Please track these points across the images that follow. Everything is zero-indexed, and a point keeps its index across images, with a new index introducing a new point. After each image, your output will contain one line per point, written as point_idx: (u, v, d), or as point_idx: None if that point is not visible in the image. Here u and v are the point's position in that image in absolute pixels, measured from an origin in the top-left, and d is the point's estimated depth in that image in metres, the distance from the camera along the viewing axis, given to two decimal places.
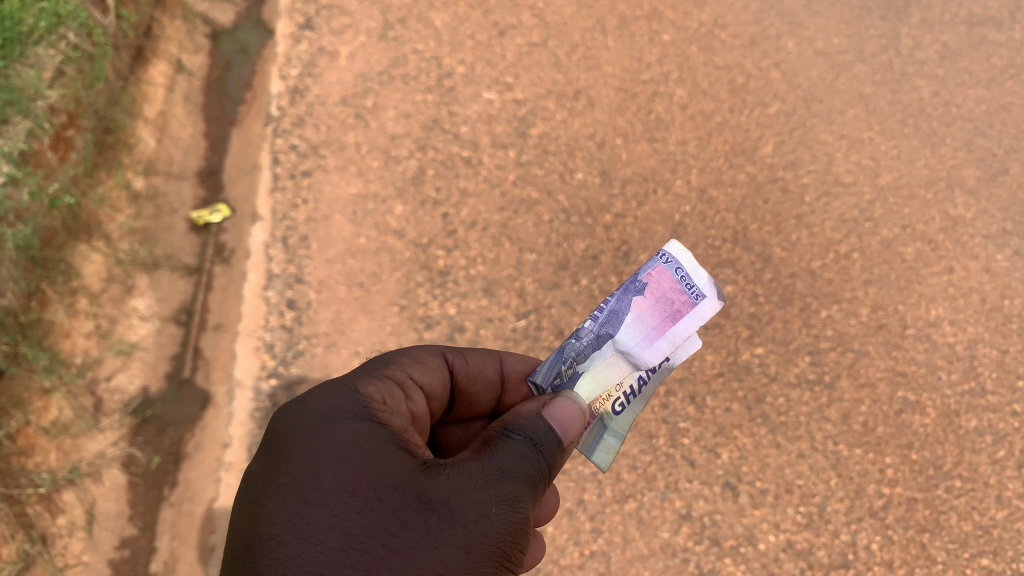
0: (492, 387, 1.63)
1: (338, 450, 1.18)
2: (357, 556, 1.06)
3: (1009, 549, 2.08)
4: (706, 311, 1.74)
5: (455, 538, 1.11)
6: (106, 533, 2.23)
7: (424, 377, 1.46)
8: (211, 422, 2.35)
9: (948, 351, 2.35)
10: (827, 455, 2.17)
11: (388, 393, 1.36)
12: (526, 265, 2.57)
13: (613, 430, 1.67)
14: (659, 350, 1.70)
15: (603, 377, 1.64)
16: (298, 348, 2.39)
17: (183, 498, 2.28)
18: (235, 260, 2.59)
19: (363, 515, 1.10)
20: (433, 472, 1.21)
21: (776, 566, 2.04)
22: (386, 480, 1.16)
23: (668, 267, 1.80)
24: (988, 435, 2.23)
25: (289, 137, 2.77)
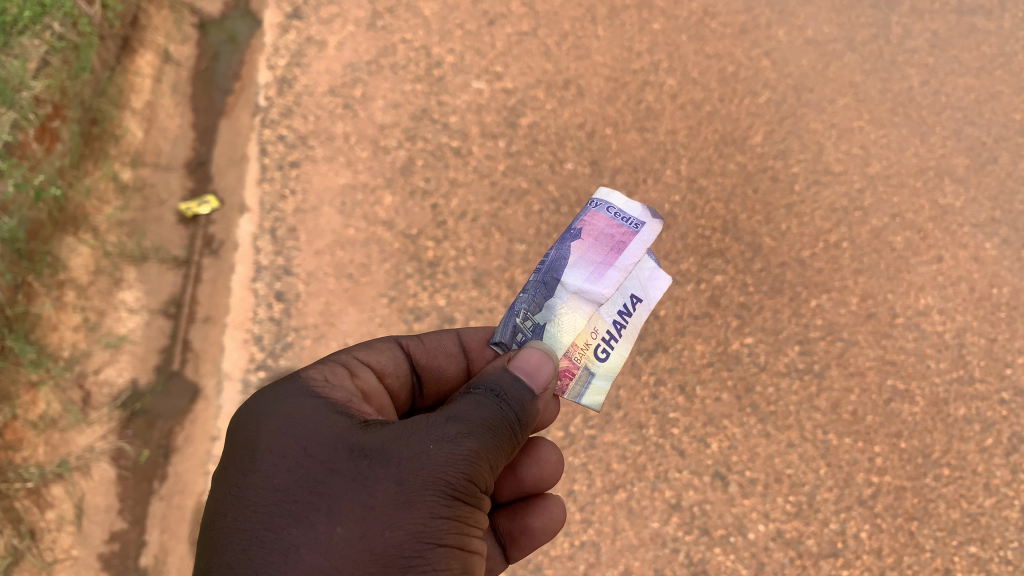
0: (455, 359, 1.78)
1: (285, 419, 1.38)
2: (290, 505, 1.25)
3: (996, 536, 2.09)
4: (647, 235, 1.99)
5: (384, 476, 1.27)
6: (95, 526, 2.21)
7: (371, 356, 1.66)
8: (202, 414, 2.34)
9: (937, 340, 2.35)
10: (816, 444, 2.17)
11: (332, 372, 1.55)
12: (516, 256, 2.57)
13: (601, 374, 1.87)
14: (609, 279, 1.89)
15: (568, 324, 1.84)
16: (287, 341, 2.39)
17: (173, 492, 2.27)
18: (224, 252, 2.58)
19: (296, 472, 1.29)
20: (369, 427, 1.37)
21: (765, 555, 2.05)
22: (318, 441, 1.33)
23: (601, 208, 2.05)
24: (976, 423, 2.23)
25: (277, 128, 2.76)
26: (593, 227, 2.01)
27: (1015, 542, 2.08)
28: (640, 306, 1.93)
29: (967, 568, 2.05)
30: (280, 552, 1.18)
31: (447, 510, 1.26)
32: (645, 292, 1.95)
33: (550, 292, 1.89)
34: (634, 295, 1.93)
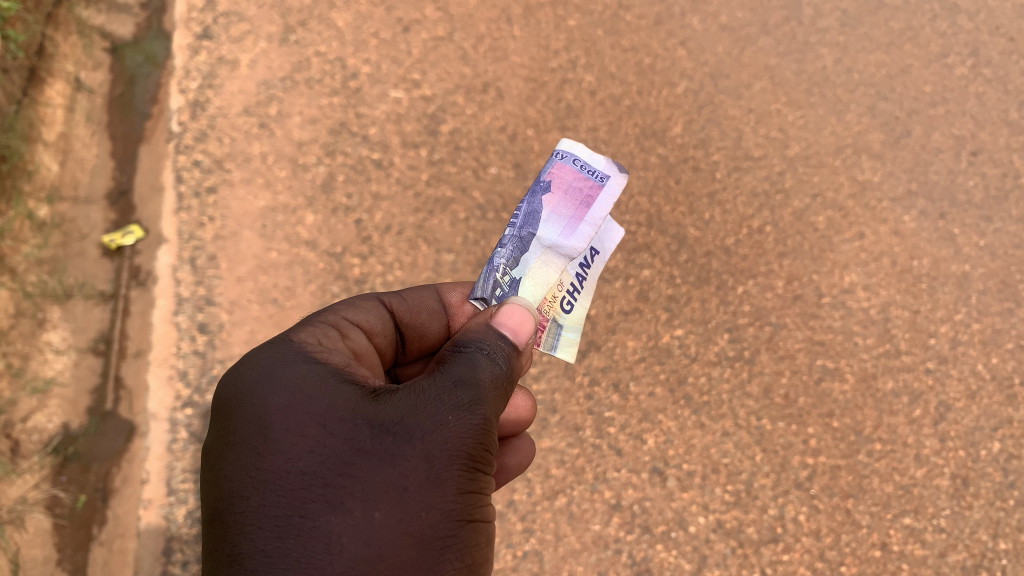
0: (437, 316, 1.61)
1: (284, 398, 1.21)
2: (319, 490, 1.11)
3: (929, 506, 2.12)
4: (613, 188, 1.82)
5: (411, 451, 1.17)
6: None
7: (360, 315, 1.47)
8: (138, 455, 2.21)
9: (863, 316, 2.38)
10: (750, 431, 2.18)
11: (322, 334, 1.38)
12: (444, 266, 2.54)
13: (569, 326, 1.71)
14: (581, 233, 1.73)
15: (543, 277, 1.66)
16: (212, 374, 2.31)
17: (113, 536, 2.15)
18: (153, 283, 2.46)
19: (318, 452, 1.15)
20: (383, 396, 1.26)
21: (707, 548, 2.04)
22: (339, 416, 1.20)
23: (564, 160, 1.84)
24: (904, 395, 2.26)
25: (192, 153, 2.67)
26: (560, 180, 1.81)
27: (946, 510, 2.12)
28: (598, 261, 1.79)
29: (903, 540, 2.08)
30: (320, 541, 1.06)
31: (461, 471, 1.19)
32: (602, 248, 1.82)
33: (527, 246, 1.69)
34: (594, 253, 1.79)
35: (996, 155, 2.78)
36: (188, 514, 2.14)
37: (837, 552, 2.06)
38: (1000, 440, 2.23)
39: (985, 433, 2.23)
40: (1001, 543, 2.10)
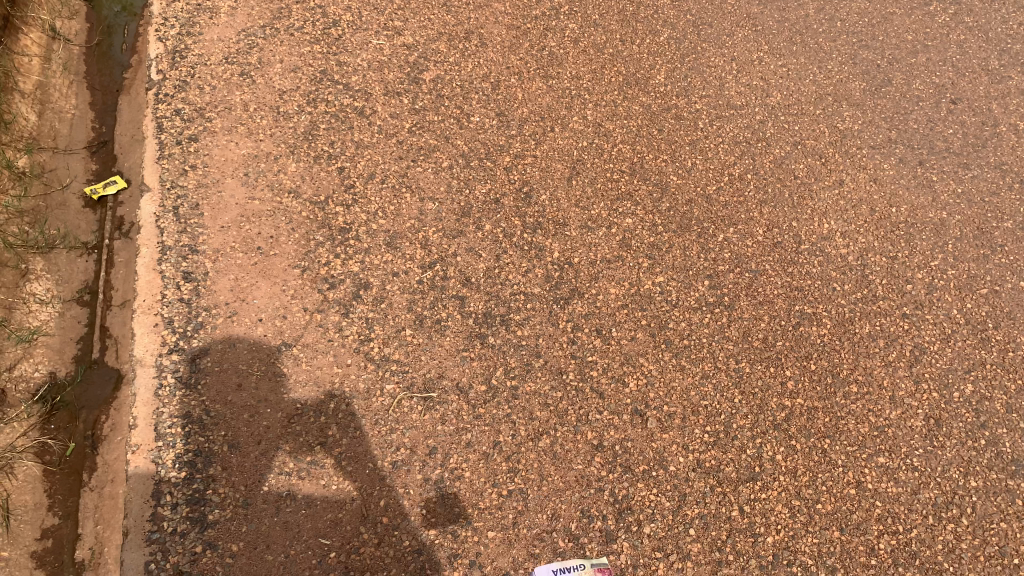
0: None
1: None
2: None
3: (903, 446, 2.02)
4: None
5: None
6: (23, 524, 2.03)
7: None
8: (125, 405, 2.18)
9: (842, 262, 2.38)
10: (730, 373, 2.13)
11: None
12: (428, 216, 2.47)
13: None
14: None
15: None
16: (198, 321, 2.25)
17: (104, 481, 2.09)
18: (134, 232, 2.45)
19: None
20: None
21: (687, 486, 1.94)
22: None
23: None
24: (881, 338, 2.21)
25: (172, 102, 2.65)
26: None
27: (920, 449, 2.02)
28: None
29: (879, 479, 1.97)
30: None
31: None
32: None
33: None
34: None
35: (975, 103, 2.81)
36: (178, 459, 1.99)
37: (814, 491, 1.94)
38: (974, 382, 2.15)
39: (959, 374, 2.16)
40: (996, 475, 1.99)
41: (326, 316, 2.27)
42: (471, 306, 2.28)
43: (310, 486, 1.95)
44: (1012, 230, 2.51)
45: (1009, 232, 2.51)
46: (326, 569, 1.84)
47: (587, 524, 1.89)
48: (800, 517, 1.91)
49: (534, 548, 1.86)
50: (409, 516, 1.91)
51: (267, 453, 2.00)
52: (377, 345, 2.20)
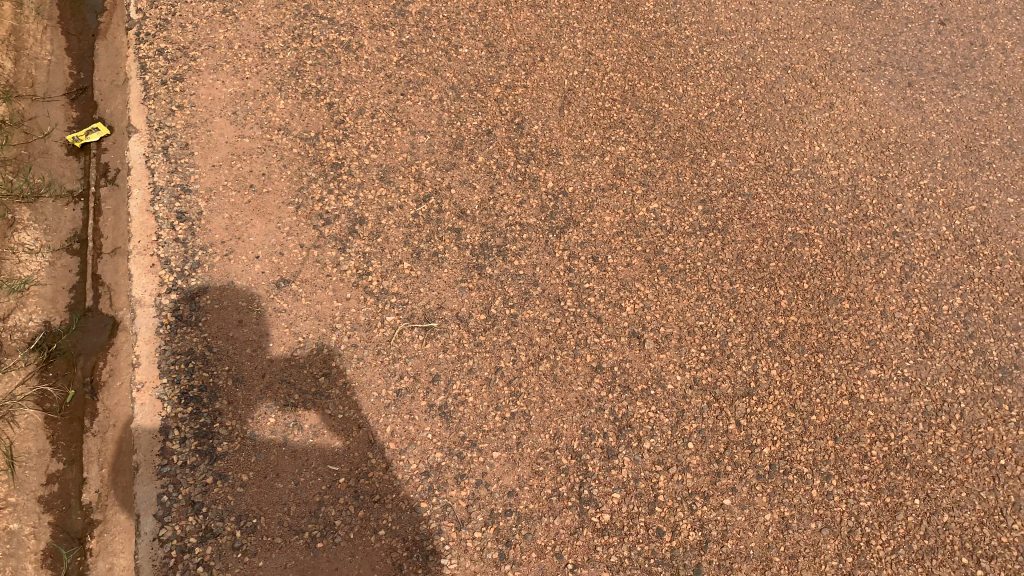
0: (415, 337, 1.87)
1: None
2: None
3: (894, 357, 2.07)
4: None
5: None
6: (31, 471, 2.03)
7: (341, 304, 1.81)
8: (122, 350, 2.17)
9: (833, 184, 2.39)
10: (724, 295, 2.16)
11: None
12: (420, 148, 2.46)
13: None
14: None
15: None
16: (195, 261, 2.23)
17: (107, 427, 2.10)
18: (121, 179, 2.43)
19: None
20: None
21: (684, 402, 1.97)
22: None
23: None
24: (872, 257, 2.25)
25: (154, 41, 2.60)
26: None
27: (911, 360, 2.07)
28: None
29: (871, 389, 2.01)
30: None
31: None
32: None
33: None
34: None
35: (963, 23, 2.81)
36: (182, 394, 1.97)
37: (807, 403, 1.99)
38: (962, 295, 2.20)
39: (947, 289, 2.20)
40: (981, 381, 2.05)
41: (323, 253, 2.26)
42: (467, 238, 2.28)
43: (316, 414, 1.96)
44: (1000, 147, 2.53)
45: (997, 149, 2.53)
46: (337, 494, 1.84)
47: (589, 441, 1.91)
48: (794, 429, 1.94)
49: (538, 465, 1.87)
50: (415, 441, 1.91)
51: (272, 386, 1.99)
52: (376, 279, 2.20)
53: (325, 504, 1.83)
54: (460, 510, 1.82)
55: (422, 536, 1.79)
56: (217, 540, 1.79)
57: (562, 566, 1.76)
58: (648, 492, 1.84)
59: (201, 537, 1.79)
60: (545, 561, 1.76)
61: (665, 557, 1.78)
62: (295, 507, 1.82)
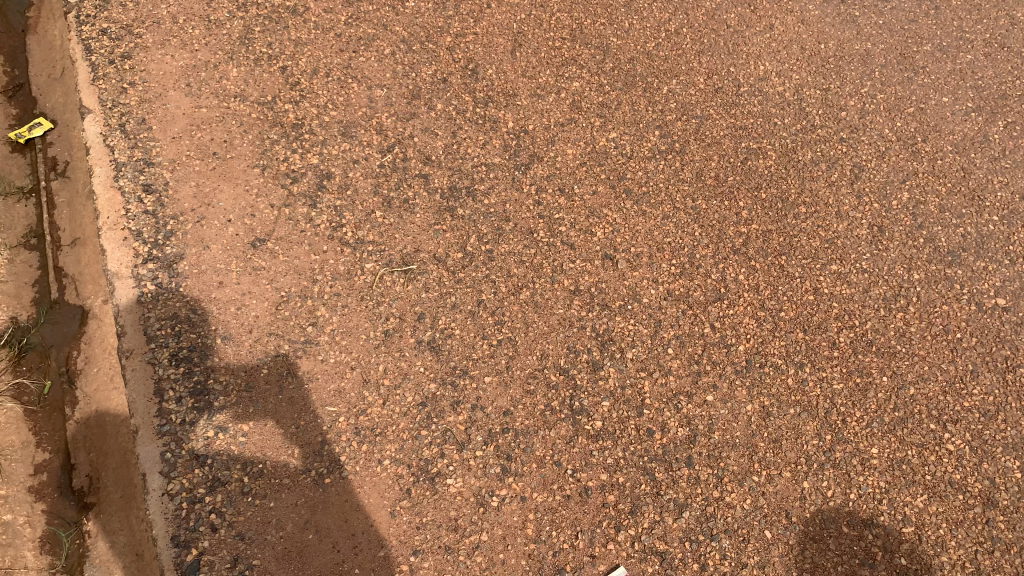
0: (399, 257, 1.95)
1: None
2: None
3: (852, 252, 2.19)
4: None
5: None
6: (17, 464, 1.94)
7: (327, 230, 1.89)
8: (95, 333, 2.06)
9: (780, 99, 2.49)
10: (688, 212, 2.25)
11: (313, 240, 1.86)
12: (378, 101, 2.47)
13: None
14: None
15: None
16: (168, 231, 2.17)
17: (88, 413, 1.98)
18: (72, 171, 2.34)
19: None
20: None
21: (660, 313, 2.07)
22: None
23: None
24: (823, 163, 2.36)
25: (96, 22, 2.54)
26: None
27: (868, 254, 2.19)
28: None
29: (833, 284, 2.13)
30: None
31: None
32: None
33: None
34: None
35: None
36: (173, 356, 1.96)
37: (775, 302, 2.10)
38: (909, 191, 2.32)
39: (895, 185, 2.32)
40: (932, 268, 2.18)
41: (295, 210, 2.24)
42: (436, 183, 2.30)
43: (309, 362, 1.97)
44: (932, 52, 2.66)
45: (928, 54, 2.65)
46: (340, 433, 1.88)
47: (574, 357, 2.00)
48: (765, 325, 2.05)
49: (529, 384, 1.95)
50: (409, 374, 1.96)
51: (263, 339, 2.00)
52: (351, 229, 2.20)
53: (329, 442, 1.86)
54: (460, 433, 1.88)
55: (425, 461, 1.84)
56: (226, 489, 1.79)
57: (563, 473, 1.82)
58: (635, 397, 1.93)
59: (209, 487, 1.79)
60: (545, 470, 1.83)
61: (657, 453, 1.86)
62: (299, 448, 1.85)
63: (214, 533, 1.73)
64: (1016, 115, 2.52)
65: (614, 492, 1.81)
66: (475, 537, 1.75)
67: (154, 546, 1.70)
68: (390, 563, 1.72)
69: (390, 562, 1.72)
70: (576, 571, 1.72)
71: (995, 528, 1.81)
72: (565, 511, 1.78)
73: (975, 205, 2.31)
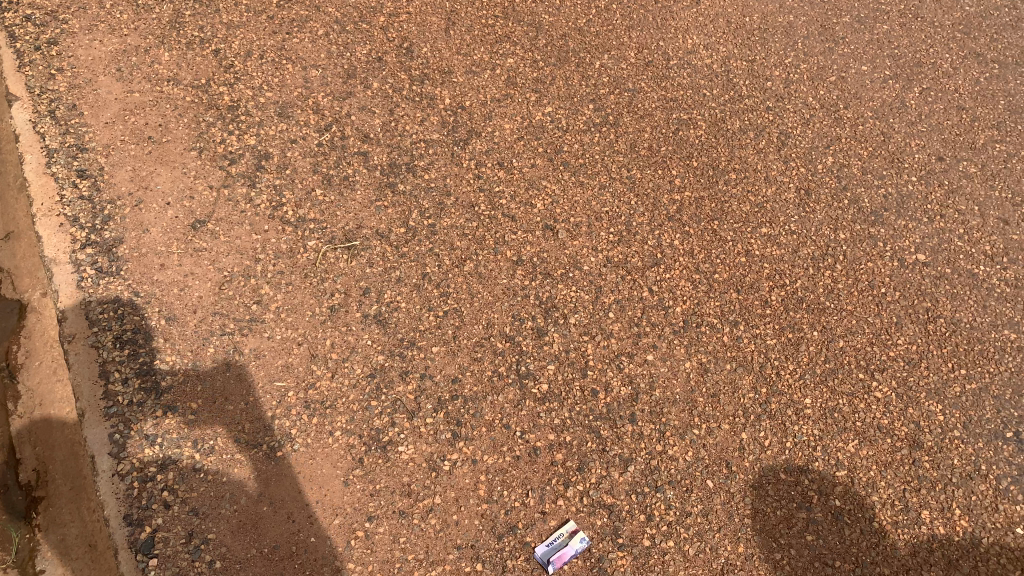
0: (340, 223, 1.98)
1: None
2: None
3: (781, 215, 2.28)
4: None
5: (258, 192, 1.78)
6: None
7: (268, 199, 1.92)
8: (36, 326, 2.01)
9: (708, 71, 2.58)
10: (624, 181, 2.32)
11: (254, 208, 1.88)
12: (314, 82, 2.47)
13: None
14: None
15: None
16: (105, 214, 2.14)
17: (32, 406, 1.91)
18: (1, 163, 2.26)
19: None
20: None
21: (601, 279, 2.13)
22: None
23: None
24: (751, 131, 2.45)
25: (20, 10, 2.51)
26: None
27: (796, 217, 2.28)
28: None
29: (763, 246, 2.22)
30: None
31: None
32: None
33: None
34: None
35: None
36: (116, 338, 1.95)
37: (710, 264, 2.18)
38: (833, 155, 2.42)
39: (820, 151, 2.42)
40: (857, 228, 2.28)
41: (234, 190, 2.23)
42: (375, 160, 2.32)
43: (256, 339, 1.99)
44: (851, 23, 2.77)
45: (848, 25, 2.77)
46: (289, 406, 1.89)
47: (519, 325, 2.04)
48: (701, 287, 2.13)
49: (476, 352, 1.99)
50: (357, 348, 1.99)
51: (208, 319, 2.00)
52: (291, 208, 2.21)
53: (280, 416, 1.88)
54: (409, 401, 1.91)
55: (376, 429, 1.87)
56: (177, 466, 1.79)
57: (512, 435, 1.88)
58: (579, 359, 1.99)
59: (160, 466, 1.79)
60: (494, 433, 1.87)
61: (602, 412, 1.92)
62: (249, 423, 1.86)
63: (167, 510, 1.73)
64: (930, 81, 2.65)
65: (562, 451, 1.86)
66: (428, 500, 1.78)
67: (107, 526, 1.70)
68: (345, 529, 1.74)
69: (344, 529, 1.74)
70: (528, 527, 1.76)
71: (921, 468, 1.91)
72: (515, 471, 1.83)
73: (895, 167, 2.42)
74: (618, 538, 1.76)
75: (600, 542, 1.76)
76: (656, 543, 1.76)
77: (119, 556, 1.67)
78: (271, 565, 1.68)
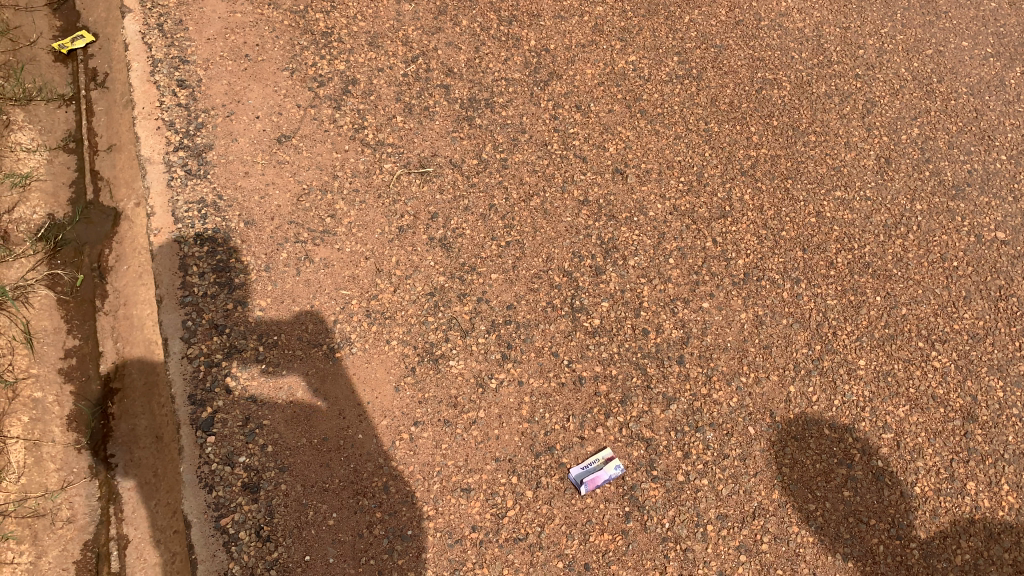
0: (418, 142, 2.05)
1: None
2: None
3: (858, 181, 2.24)
4: None
5: None
6: (49, 347, 1.99)
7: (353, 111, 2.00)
8: (127, 233, 2.13)
9: (799, 35, 2.54)
10: (700, 133, 2.32)
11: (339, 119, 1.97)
12: (406, 16, 2.51)
13: None
14: None
15: None
16: (199, 122, 2.24)
17: (117, 305, 2.05)
18: (111, 81, 2.36)
19: None
20: None
21: (665, 226, 2.14)
22: None
23: None
24: (836, 97, 2.41)
25: None
26: None
27: (873, 183, 2.24)
28: None
29: (835, 209, 2.19)
30: None
31: None
32: None
33: None
34: None
35: None
36: (198, 237, 2.06)
37: (778, 222, 2.16)
38: (919, 127, 2.36)
39: (907, 121, 2.37)
40: (935, 200, 2.23)
41: (320, 111, 2.31)
42: (456, 93, 2.38)
43: (326, 249, 2.08)
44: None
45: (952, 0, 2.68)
46: (351, 313, 1.98)
47: (578, 263, 2.08)
48: (766, 243, 2.12)
49: (533, 283, 2.04)
50: (421, 267, 2.06)
51: (283, 228, 2.10)
52: (372, 132, 2.28)
53: (341, 321, 1.97)
54: (464, 321, 1.98)
55: (430, 343, 1.94)
56: (241, 355, 1.91)
57: (560, 362, 1.93)
58: (634, 299, 2.02)
59: (225, 353, 1.91)
60: (543, 359, 1.93)
61: (650, 350, 1.95)
62: (312, 324, 1.96)
63: (228, 394, 1.86)
64: None
65: (607, 382, 1.90)
66: (472, 414, 1.86)
67: (172, 402, 1.83)
68: (392, 429, 1.84)
69: (391, 430, 1.84)
70: (565, 449, 1.82)
71: (973, 441, 1.88)
72: (559, 396, 1.88)
73: (984, 144, 2.35)
74: (652, 470, 1.81)
75: (634, 472, 1.81)
76: (689, 480, 1.80)
77: (181, 430, 1.80)
78: (319, 454, 1.80)
